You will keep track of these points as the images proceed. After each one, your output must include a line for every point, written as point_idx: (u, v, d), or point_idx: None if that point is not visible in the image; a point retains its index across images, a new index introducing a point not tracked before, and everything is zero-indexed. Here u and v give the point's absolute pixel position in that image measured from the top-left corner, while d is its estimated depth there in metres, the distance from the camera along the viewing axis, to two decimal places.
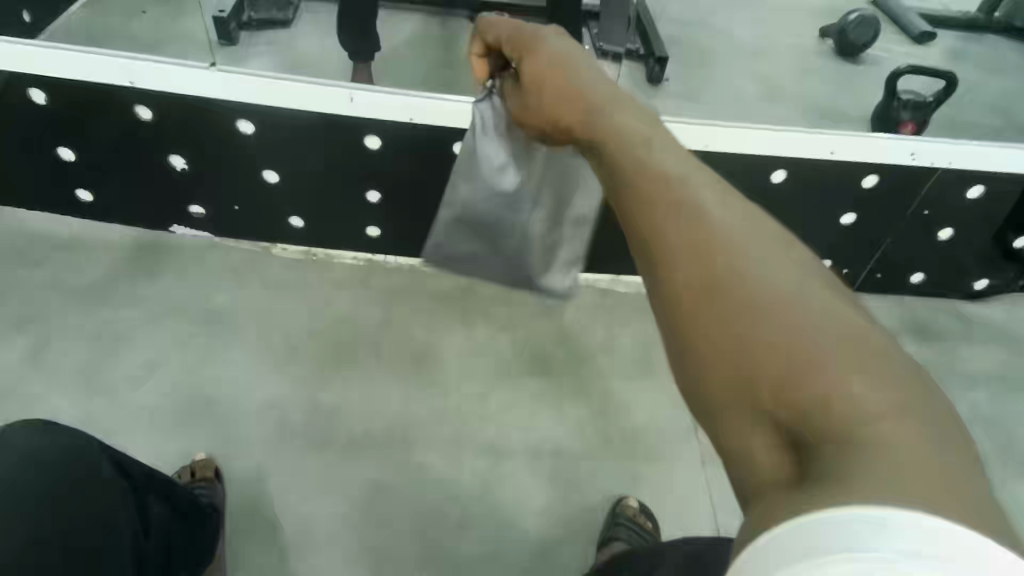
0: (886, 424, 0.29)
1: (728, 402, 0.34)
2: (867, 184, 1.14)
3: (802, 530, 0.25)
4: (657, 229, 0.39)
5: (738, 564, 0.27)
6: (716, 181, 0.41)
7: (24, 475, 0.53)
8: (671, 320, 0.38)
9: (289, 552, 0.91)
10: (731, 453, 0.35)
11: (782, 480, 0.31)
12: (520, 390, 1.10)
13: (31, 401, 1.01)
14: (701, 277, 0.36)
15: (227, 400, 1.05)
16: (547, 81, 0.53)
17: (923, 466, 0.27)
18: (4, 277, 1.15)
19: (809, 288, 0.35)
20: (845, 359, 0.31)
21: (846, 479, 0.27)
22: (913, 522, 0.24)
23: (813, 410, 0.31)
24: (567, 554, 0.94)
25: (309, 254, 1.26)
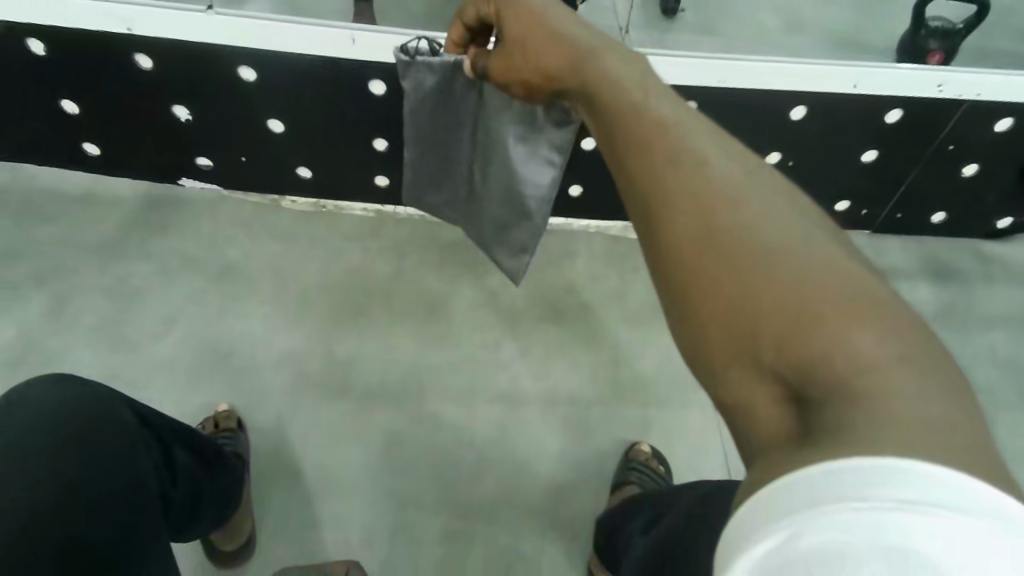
0: (886, 374, 0.28)
1: (728, 357, 0.33)
2: (890, 119, 1.10)
3: (805, 482, 0.26)
4: (658, 185, 0.39)
5: (743, 514, 0.27)
6: (715, 135, 0.41)
7: (36, 422, 0.54)
8: (671, 276, 0.37)
9: (312, 497, 0.95)
10: (729, 413, 0.34)
11: (783, 437, 0.30)
12: (533, 338, 1.11)
13: (57, 356, 1.04)
14: (703, 231, 0.36)
15: (245, 352, 1.07)
16: (527, 37, 0.55)
17: (928, 417, 0.27)
18: (18, 233, 1.16)
19: (811, 240, 0.34)
20: (845, 307, 0.31)
21: (851, 432, 0.27)
22: (922, 475, 0.24)
23: (812, 361, 0.30)
24: (580, 497, 0.97)
25: (318, 205, 1.25)
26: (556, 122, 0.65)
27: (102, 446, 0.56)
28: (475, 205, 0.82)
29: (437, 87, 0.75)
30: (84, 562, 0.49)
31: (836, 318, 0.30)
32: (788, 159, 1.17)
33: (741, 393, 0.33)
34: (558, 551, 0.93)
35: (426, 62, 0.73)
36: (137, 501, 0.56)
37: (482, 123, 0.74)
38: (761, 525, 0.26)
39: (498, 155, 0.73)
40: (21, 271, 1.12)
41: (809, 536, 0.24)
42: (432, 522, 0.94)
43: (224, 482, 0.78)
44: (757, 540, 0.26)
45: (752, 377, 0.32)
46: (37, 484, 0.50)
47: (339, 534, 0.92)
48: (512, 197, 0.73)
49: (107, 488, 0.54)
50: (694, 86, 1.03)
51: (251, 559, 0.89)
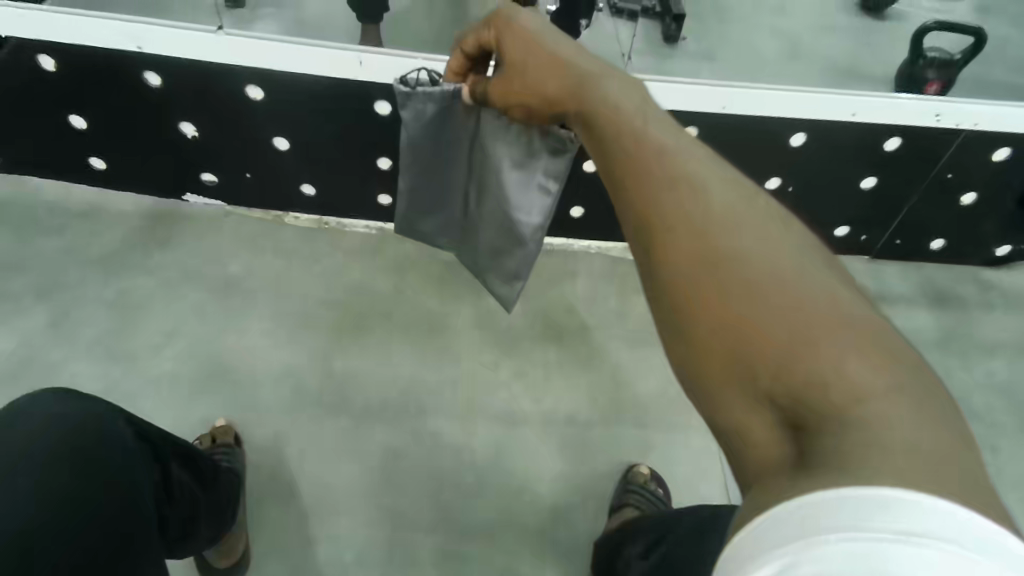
0: (881, 403, 0.29)
1: (725, 384, 0.34)
2: (889, 147, 1.11)
3: (804, 511, 0.26)
4: (655, 212, 0.39)
5: (738, 542, 0.28)
6: (711, 161, 0.41)
7: (42, 433, 0.54)
8: (668, 301, 0.37)
9: (309, 516, 0.94)
10: (726, 437, 0.34)
11: (780, 463, 0.30)
12: (534, 358, 1.11)
13: (56, 368, 1.04)
14: (699, 258, 0.36)
15: (245, 367, 1.07)
16: (526, 64, 0.56)
17: (923, 445, 0.27)
18: (25, 245, 1.17)
19: (805, 266, 0.35)
20: (840, 335, 0.31)
21: (846, 460, 0.27)
22: (916, 505, 0.25)
23: (806, 388, 0.30)
24: (578, 518, 0.96)
25: (321, 222, 1.25)
26: (552, 150, 0.66)
27: (104, 457, 0.56)
28: (474, 230, 0.83)
29: (436, 114, 0.75)
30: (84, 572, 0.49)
31: (832, 346, 0.30)
32: (788, 184, 1.18)
33: (737, 418, 0.33)
34: (555, 573, 0.91)
35: (426, 92, 0.73)
36: (136, 516, 0.56)
37: (479, 147, 0.75)
38: (755, 556, 0.27)
39: (492, 181, 0.74)
40: (24, 283, 1.13)
41: (803, 566, 0.25)
42: (429, 543, 0.92)
43: (219, 501, 0.78)
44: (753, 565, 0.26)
45: (748, 401, 0.33)
46: (40, 490, 0.50)
47: (333, 554, 0.91)
48: (506, 222, 0.75)
49: (109, 498, 0.54)
50: (695, 110, 1.05)
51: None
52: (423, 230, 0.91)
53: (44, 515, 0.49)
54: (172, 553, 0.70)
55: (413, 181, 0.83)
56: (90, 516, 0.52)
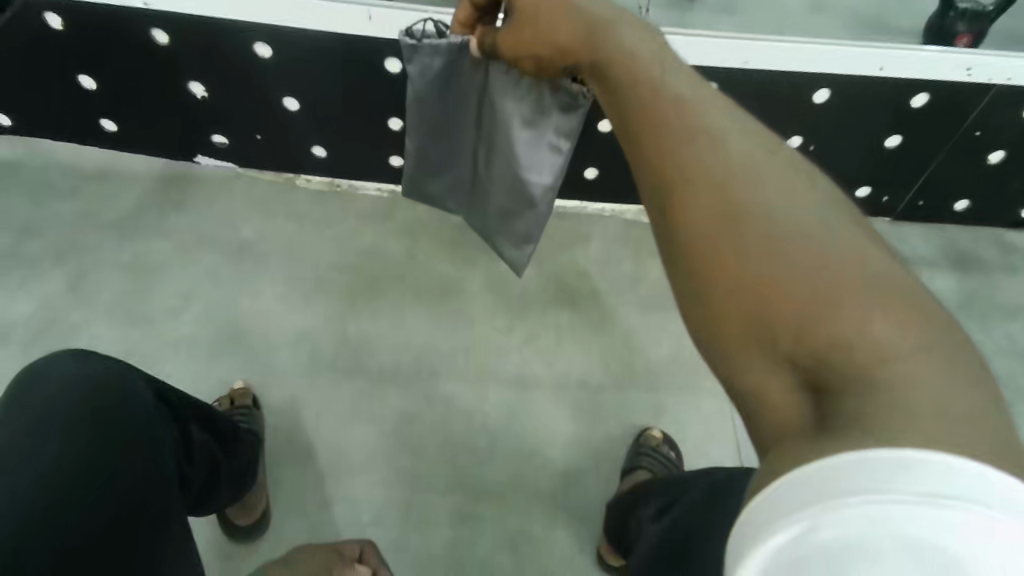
0: (907, 364, 0.28)
1: (743, 345, 0.33)
2: (915, 103, 1.07)
3: (824, 474, 0.26)
4: (673, 166, 0.37)
5: (755, 507, 0.28)
6: (732, 113, 0.40)
7: (60, 398, 0.55)
8: (684, 261, 0.36)
9: (326, 476, 0.96)
10: (740, 399, 0.33)
11: (799, 426, 0.30)
12: (547, 322, 1.11)
13: (76, 331, 1.06)
14: (720, 216, 0.35)
15: (261, 330, 1.08)
16: (538, 11, 0.53)
17: (949, 405, 0.27)
18: (41, 208, 1.18)
19: (829, 223, 0.34)
20: (867, 295, 0.30)
21: (869, 424, 0.27)
22: (940, 467, 0.25)
23: (829, 350, 0.30)
24: (590, 480, 0.98)
25: (332, 184, 1.24)
26: (563, 106, 0.66)
27: (121, 423, 0.56)
28: (484, 191, 0.82)
29: (444, 68, 0.72)
30: (105, 539, 0.50)
31: (856, 307, 0.30)
32: (809, 144, 1.15)
33: (754, 380, 0.32)
34: (566, 533, 0.94)
35: (433, 45, 0.70)
36: (156, 481, 0.56)
37: (488, 104, 0.73)
38: (774, 520, 0.27)
39: (502, 140, 0.73)
40: (42, 246, 1.14)
41: (823, 530, 0.25)
42: (443, 502, 0.95)
43: (238, 460, 0.79)
44: (772, 524, 0.27)
45: (767, 363, 0.32)
46: (53, 463, 0.51)
47: (351, 512, 0.93)
48: (516, 183, 0.74)
49: (130, 462, 0.55)
50: (714, 67, 1.01)
51: (267, 534, 0.91)
52: (431, 192, 0.90)
53: (56, 490, 0.50)
54: (194, 510, 0.72)
55: (420, 141, 0.81)
56: (106, 486, 0.52)
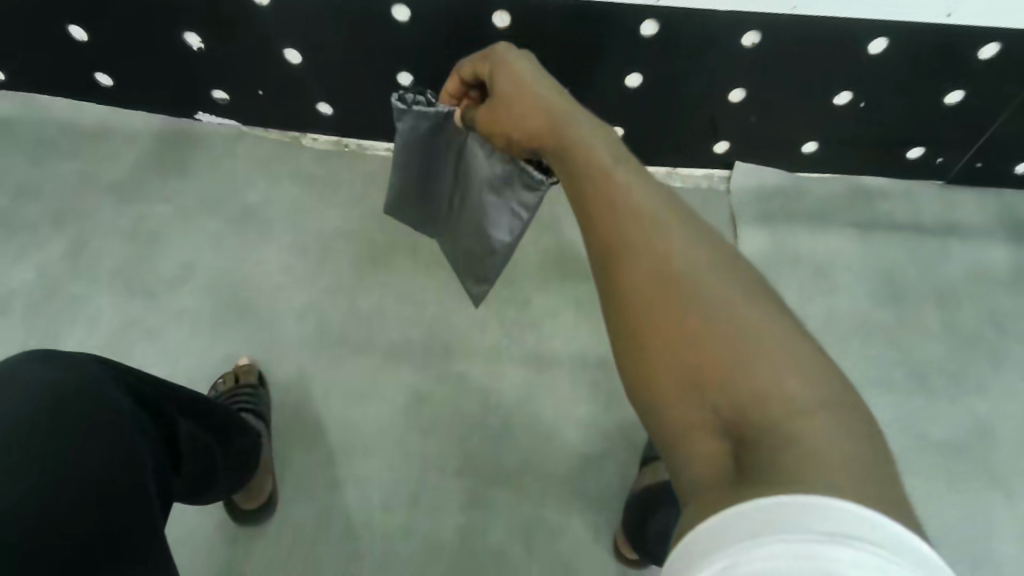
0: (811, 418, 0.34)
1: (679, 401, 0.39)
2: (984, 54, 0.95)
3: (765, 511, 0.30)
4: (624, 244, 0.45)
5: (696, 536, 0.31)
6: (670, 203, 0.47)
7: (24, 389, 0.52)
8: (629, 326, 0.42)
9: (336, 457, 0.92)
10: (674, 451, 0.39)
11: (723, 474, 0.35)
12: (565, 296, 1.04)
13: (78, 301, 1.03)
14: (662, 287, 0.42)
15: (265, 301, 1.03)
16: (516, 98, 0.59)
17: (851, 457, 0.32)
18: (37, 168, 1.13)
19: (746, 298, 0.41)
20: (776, 358, 0.37)
21: (783, 466, 0.32)
22: (857, 518, 0.29)
23: (744, 403, 0.36)
24: (609, 466, 0.93)
25: (340, 143, 1.17)
26: (527, 184, 0.66)
27: (86, 409, 0.53)
28: (455, 235, 0.83)
29: (428, 128, 0.72)
30: (82, 522, 0.47)
31: (767, 367, 0.37)
32: (860, 100, 1.04)
33: (685, 431, 0.38)
34: (581, 521, 0.89)
35: (422, 111, 0.70)
36: (136, 467, 0.53)
37: (465, 164, 0.73)
38: (716, 547, 0.30)
39: (472, 198, 0.74)
40: (41, 210, 1.10)
41: (758, 559, 0.28)
42: (454, 486, 0.91)
43: (241, 448, 0.76)
44: (718, 551, 0.30)
45: (696, 412, 0.38)
46: (12, 456, 0.47)
47: (360, 495, 0.90)
48: (480, 235, 0.75)
49: (104, 448, 0.51)
50: (757, 12, 0.90)
51: (275, 518, 0.88)
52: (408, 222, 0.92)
53: (18, 486, 0.46)
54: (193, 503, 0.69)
55: (402, 185, 0.83)
56: (77, 478, 0.48)
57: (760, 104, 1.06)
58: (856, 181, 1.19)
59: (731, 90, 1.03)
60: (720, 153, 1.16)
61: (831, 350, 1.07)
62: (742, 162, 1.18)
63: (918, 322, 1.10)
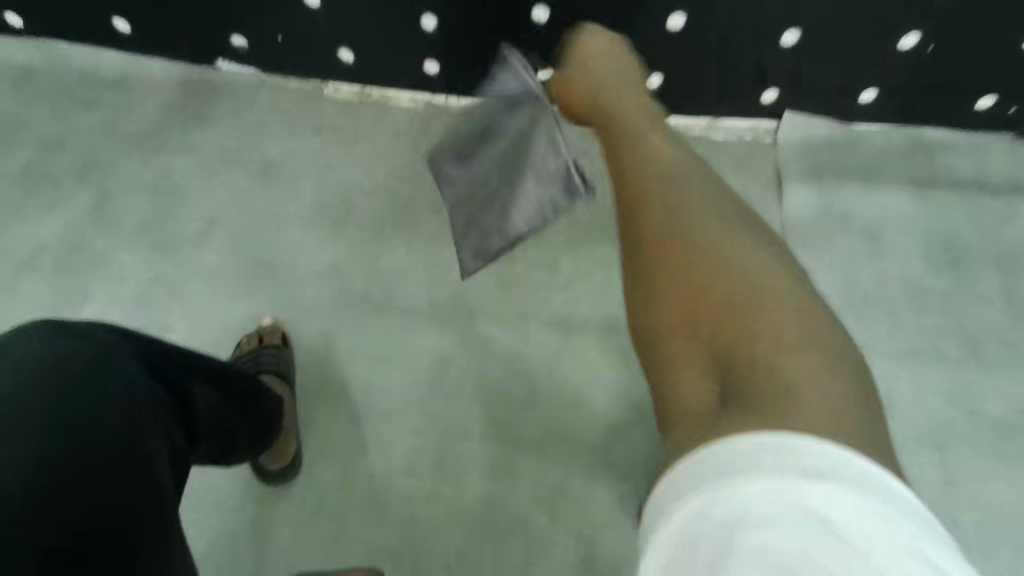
0: (807, 384, 0.43)
1: (679, 329, 0.50)
2: None
3: (770, 447, 0.38)
4: (656, 199, 0.55)
5: (704, 456, 0.39)
6: (710, 204, 0.55)
7: (30, 352, 0.49)
8: (653, 266, 0.53)
9: (360, 420, 0.92)
10: (677, 384, 0.49)
11: (718, 397, 0.45)
12: (595, 258, 1.00)
13: (103, 256, 1.02)
14: (686, 246, 0.52)
15: (289, 260, 1.02)
16: (587, 75, 0.71)
17: (840, 419, 0.41)
18: (58, 118, 1.10)
19: (761, 285, 0.49)
20: (783, 338, 0.45)
21: (787, 410, 0.40)
22: (840, 459, 0.37)
23: (754, 371, 0.44)
24: (637, 436, 0.91)
25: (362, 93, 1.12)
26: (569, 191, 0.84)
27: (93, 385, 0.49)
28: (474, 209, 0.94)
29: (521, 101, 0.87)
30: (96, 488, 0.44)
31: (774, 343, 0.45)
32: (928, 43, 0.97)
33: (685, 357, 0.49)
34: (607, 492, 0.88)
35: (528, 80, 0.86)
36: (147, 446, 0.49)
37: (524, 150, 0.86)
38: (717, 476, 0.38)
39: (515, 177, 0.88)
40: (63, 162, 1.08)
41: (748, 487, 0.36)
42: (479, 453, 0.90)
43: (258, 411, 0.74)
44: (716, 483, 0.37)
45: (700, 355, 0.48)
46: (12, 434, 0.44)
47: (385, 459, 0.89)
48: (502, 215, 0.90)
49: (116, 410, 0.49)
50: None
51: (299, 480, 0.88)
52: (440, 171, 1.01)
53: (22, 462, 0.43)
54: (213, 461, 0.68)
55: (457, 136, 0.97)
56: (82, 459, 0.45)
57: (814, 49, 0.99)
58: (915, 134, 1.10)
59: (787, 32, 0.98)
60: (769, 103, 1.08)
61: (879, 317, 1.01)
62: (791, 113, 1.09)
63: (974, 288, 1.02)
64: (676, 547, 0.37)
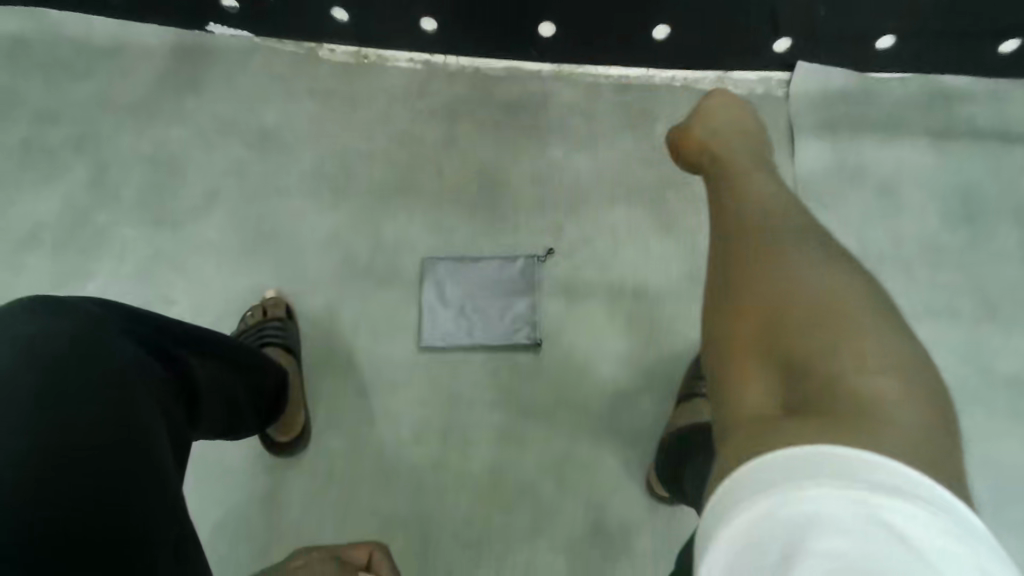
0: (887, 406, 0.38)
1: (742, 344, 0.45)
2: None
3: (840, 460, 0.34)
4: (747, 216, 0.51)
5: (764, 465, 0.36)
6: (805, 226, 0.50)
7: (24, 327, 0.48)
8: (724, 274, 0.49)
9: (367, 391, 0.92)
10: (734, 401, 0.43)
11: (781, 414, 0.40)
12: (600, 223, 0.98)
13: (105, 231, 1.02)
14: (766, 257, 0.47)
15: (290, 231, 1.00)
16: (709, 112, 0.67)
17: (921, 443, 0.36)
18: (50, 89, 1.08)
19: (847, 299, 0.43)
20: (861, 353, 0.40)
21: (869, 430, 0.36)
22: (918, 482, 0.33)
23: (827, 387, 0.39)
24: (644, 403, 0.90)
25: (358, 54, 1.08)
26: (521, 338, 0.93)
27: (83, 358, 0.48)
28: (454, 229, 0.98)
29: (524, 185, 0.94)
30: (90, 464, 0.43)
31: (853, 358, 0.40)
32: None
33: (744, 370, 0.44)
34: (614, 459, 0.88)
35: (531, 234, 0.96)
36: (143, 418, 0.48)
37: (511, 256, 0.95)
38: (783, 477, 0.34)
39: None
40: (58, 135, 1.06)
41: (811, 488, 0.33)
42: (486, 422, 0.90)
43: (262, 387, 0.74)
44: (774, 485, 0.34)
45: (764, 370, 0.43)
46: (7, 408, 0.43)
47: (392, 431, 0.90)
48: None
49: (109, 385, 0.48)
50: None
51: (309, 452, 0.89)
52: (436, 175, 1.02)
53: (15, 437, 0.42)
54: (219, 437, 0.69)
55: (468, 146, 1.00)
56: (76, 433, 0.44)
57: None
58: (934, 82, 1.05)
59: None
60: (781, 53, 1.04)
61: (893, 276, 0.98)
62: (804, 64, 1.05)
63: (994, 244, 0.99)
64: (737, 550, 0.33)
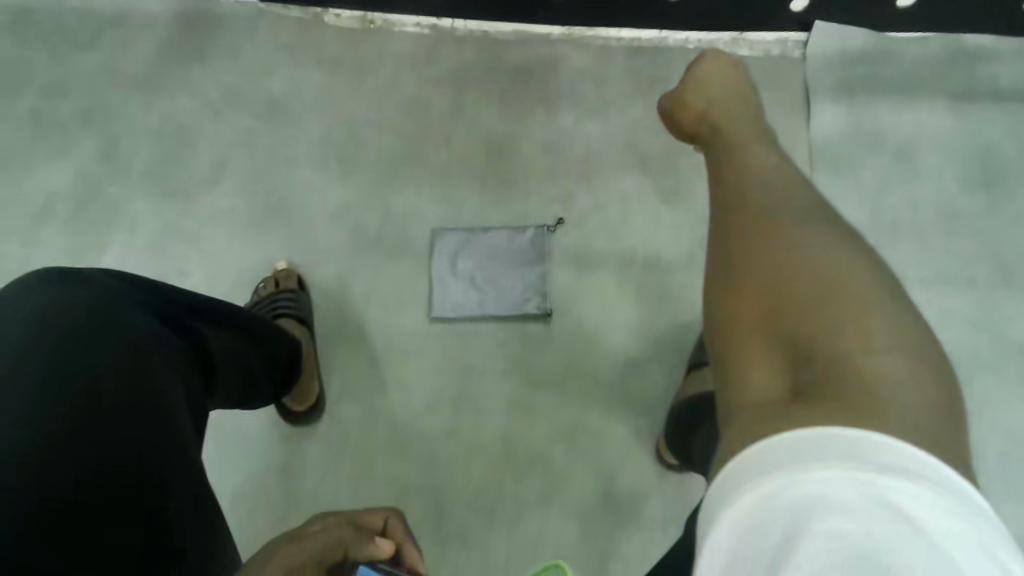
0: (893, 385, 0.38)
1: (748, 325, 0.45)
2: None
3: (849, 441, 0.34)
4: (749, 189, 0.50)
5: (770, 447, 0.36)
6: (808, 198, 0.49)
7: (36, 299, 0.49)
8: (727, 251, 0.48)
9: (379, 361, 0.93)
10: (742, 383, 0.43)
11: (788, 396, 0.40)
12: (610, 191, 0.97)
13: (117, 203, 1.02)
14: (773, 232, 0.47)
15: (299, 202, 1.00)
16: (702, 75, 0.65)
17: (927, 422, 0.36)
18: (57, 60, 1.07)
19: (855, 275, 0.43)
20: (869, 332, 0.40)
21: (877, 413, 0.36)
22: (926, 462, 0.33)
23: (833, 366, 0.40)
24: (654, 372, 0.91)
25: (364, 19, 1.06)
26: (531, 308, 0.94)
27: (94, 330, 0.49)
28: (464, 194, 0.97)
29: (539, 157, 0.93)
30: (95, 436, 0.44)
31: (861, 337, 0.40)
32: None
33: (750, 351, 0.44)
34: (624, 427, 0.89)
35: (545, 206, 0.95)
36: (153, 389, 0.49)
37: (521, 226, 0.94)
38: (792, 461, 0.34)
39: None
40: (66, 107, 1.06)
41: (820, 470, 0.33)
42: (496, 391, 0.91)
43: (275, 356, 0.75)
44: (783, 466, 0.34)
45: (770, 350, 0.43)
46: (11, 391, 0.43)
47: (404, 400, 0.91)
48: None
49: (118, 356, 0.49)
50: None
51: (323, 421, 0.91)
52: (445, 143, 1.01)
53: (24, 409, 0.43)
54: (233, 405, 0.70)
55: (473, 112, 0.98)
56: (82, 407, 0.44)
57: None
58: (956, 42, 1.02)
59: None
60: (798, 13, 1.01)
61: (908, 243, 0.97)
62: (821, 24, 1.02)
63: (1013, 210, 0.97)
64: (739, 531, 0.34)
